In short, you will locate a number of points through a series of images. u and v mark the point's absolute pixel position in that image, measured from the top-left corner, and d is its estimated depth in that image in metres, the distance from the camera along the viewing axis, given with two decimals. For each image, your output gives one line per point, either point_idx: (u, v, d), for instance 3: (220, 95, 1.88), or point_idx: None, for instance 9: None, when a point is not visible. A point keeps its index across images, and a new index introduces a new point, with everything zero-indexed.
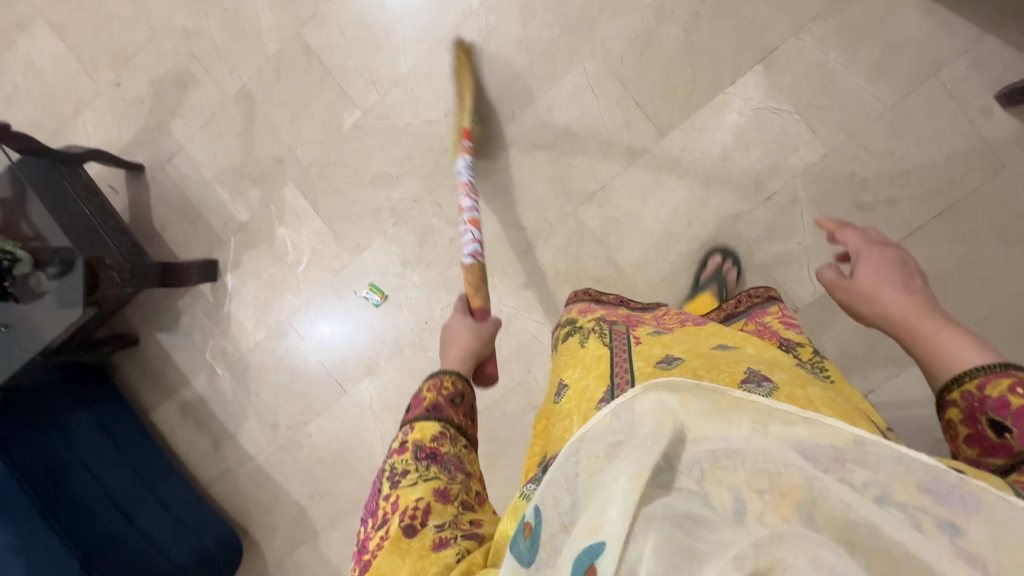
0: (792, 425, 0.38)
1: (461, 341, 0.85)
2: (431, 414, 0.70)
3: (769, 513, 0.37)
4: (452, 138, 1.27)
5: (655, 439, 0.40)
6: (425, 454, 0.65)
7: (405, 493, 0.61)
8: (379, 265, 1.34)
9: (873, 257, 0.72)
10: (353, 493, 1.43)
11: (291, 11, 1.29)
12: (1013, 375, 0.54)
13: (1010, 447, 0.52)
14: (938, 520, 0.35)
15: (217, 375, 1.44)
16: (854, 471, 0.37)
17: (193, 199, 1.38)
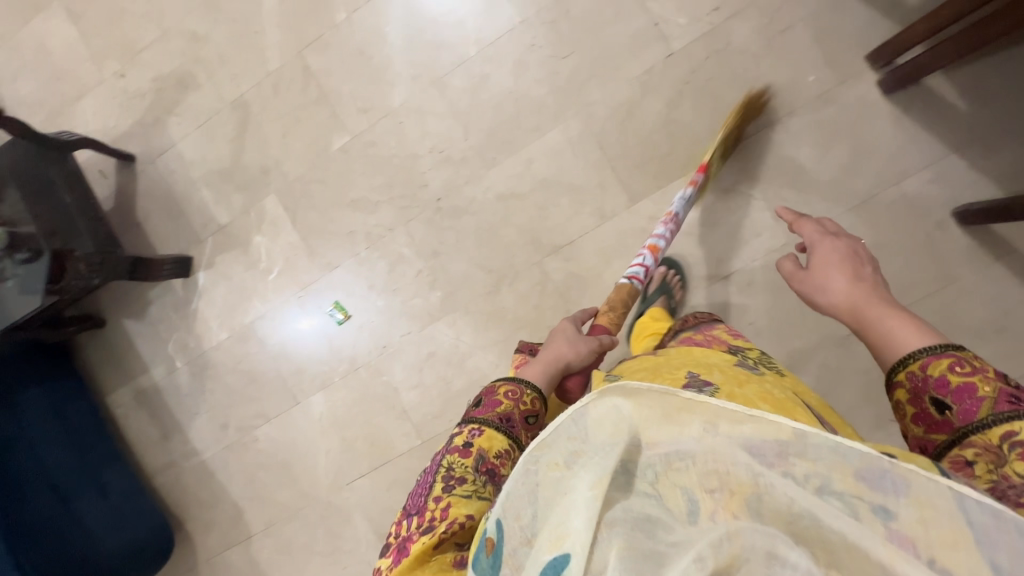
0: (739, 424, 0.43)
1: (559, 349, 0.83)
2: (503, 426, 0.70)
3: (719, 511, 0.41)
4: (432, 175, 1.31)
5: (612, 443, 0.45)
6: (484, 469, 0.66)
7: (458, 504, 0.62)
8: (347, 286, 1.37)
9: (825, 246, 0.75)
10: (291, 502, 1.45)
11: (297, 31, 1.33)
12: (954, 355, 0.58)
13: (954, 424, 0.56)
14: (872, 506, 0.39)
15: (176, 367, 1.47)
16: (796, 464, 0.41)
17: (177, 196, 1.42)
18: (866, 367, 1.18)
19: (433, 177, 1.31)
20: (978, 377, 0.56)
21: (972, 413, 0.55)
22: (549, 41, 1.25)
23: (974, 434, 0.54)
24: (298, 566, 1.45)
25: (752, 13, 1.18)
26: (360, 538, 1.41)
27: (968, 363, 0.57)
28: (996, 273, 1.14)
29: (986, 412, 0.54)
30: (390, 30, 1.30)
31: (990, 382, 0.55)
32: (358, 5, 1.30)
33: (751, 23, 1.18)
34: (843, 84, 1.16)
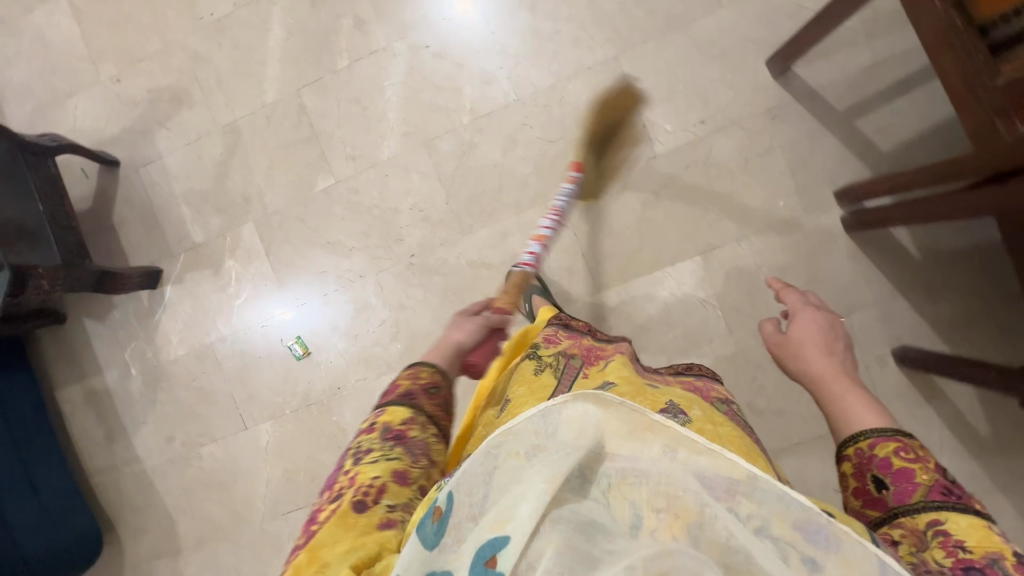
0: (697, 454, 0.45)
1: (450, 335, 0.85)
2: (403, 399, 0.71)
3: (660, 530, 0.43)
4: (409, 231, 1.34)
5: (574, 447, 0.47)
6: (391, 436, 0.67)
7: (364, 470, 0.62)
8: (311, 323, 1.39)
9: (806, 322, 0.82)
10: (224, 523, 1.46)
11: (297, 69, 1.34)
12: (900, 440, 0.61)
13: (887, 502, 0.59)
14: (802, 556, 0.41)
15: (130, 374, 1.47)
16: (741, 503, 0.43)
17: (156, 208, 1.42)
18: (792, 481, 1.23)
19: (409, 233, 1.34)
20: (918, 464, 0.59)
21: (906, 497, 0.58)
22: (540, 123, 1.28)
23: (905, 517, 0.57)
24: None
25: (735, 131, 1.22)
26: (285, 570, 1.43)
27: (912, 451, 0.60)
28: (925, 416, 1.19)
29: (919, 498, 0.57)
30: (389, 85, 1.32)
31: (929, 471, 0.58)
32: (361, 55, 1.32)
33: (733, 141, 1.22)
34: (809, 213, 1.21)
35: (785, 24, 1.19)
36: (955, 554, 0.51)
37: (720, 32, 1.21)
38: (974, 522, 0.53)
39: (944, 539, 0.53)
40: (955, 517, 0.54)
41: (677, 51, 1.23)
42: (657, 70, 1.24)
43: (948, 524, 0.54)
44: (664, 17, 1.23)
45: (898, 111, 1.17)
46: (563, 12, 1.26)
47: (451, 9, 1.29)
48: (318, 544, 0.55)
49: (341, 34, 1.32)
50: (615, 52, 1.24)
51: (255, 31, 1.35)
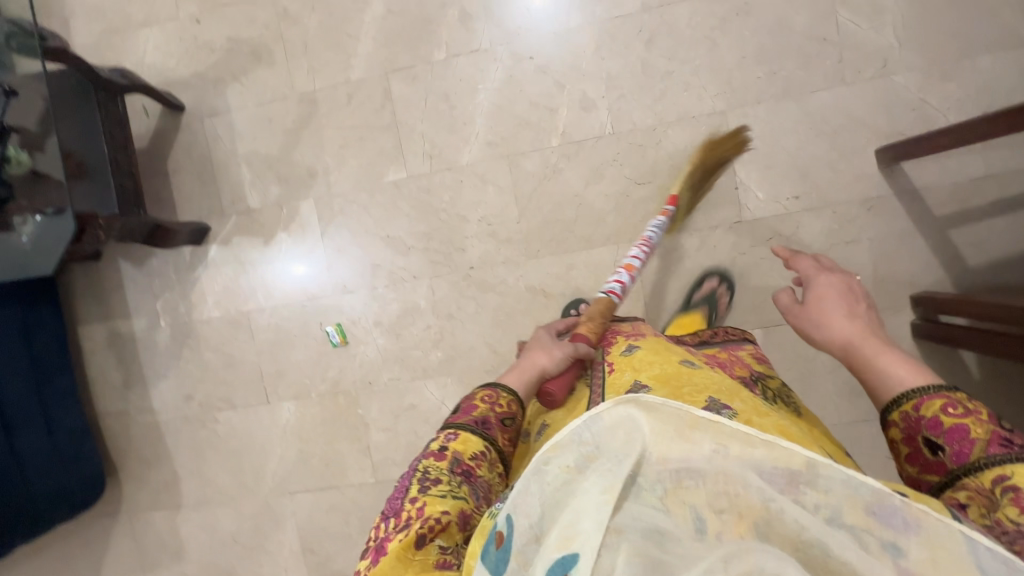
0: (751, 448, 0.42)
1: (533, 357, 0.78)
2: (478, 428, 0.67)
3: (727, 532, 0.39)
4: (473, 243, 1.30)
5: (626, 453, 0.43)
6: (461, 470, 0.63)
7: (431, 501, 0.58)
8: (354, 313, 1.36)
9: (821, 281, 0.72)
10: (229, 489, 1.46)
11: (389, 52, 1.28)
12: (947, 396, 0.55)
13: (946, 465, 0.54)
14: (881, 541, 0.38)
15: (158, 325, 1.44)
16: (806, 494, 0.40)
17: (214, 163, 1.37)
18: None
19: (472, 244, 1.30)
20: (970, 419, 0.53)
21: (964, 456, 0.52)
22: (630, 162, 1.23)
23: (969, 477, 0.51)
24: (217, 547, 1.48)
25: (826, 213, 1.19)
26: (284, 545, 1.45)
27: (961, 405, 0.54)
28: None
29: (978, 455, 0.51)
30: (482, 89, 1.26)
31: (983, 424, 0.53)
32: (460, 52, 1.25)
33: (822, 222, 1.19)
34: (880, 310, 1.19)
35: (904, 117, 1.15)
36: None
37: (836, 110, 1.17)
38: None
39: (1015, 495, 0.47)
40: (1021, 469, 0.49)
41: (787, 120, 1.18)
42: (762, 134, 1.19)
43: (1016, 478, 0.48)
44: (782, 81, 1.18)
45: (995, 229, 1.15)
46: (681, 53, 1.19)
47: (564, 23, 1.22)
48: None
49: (443, 25, 1.25)
50: (724, 106, 1.20)
51: (353, 2, 1.28)
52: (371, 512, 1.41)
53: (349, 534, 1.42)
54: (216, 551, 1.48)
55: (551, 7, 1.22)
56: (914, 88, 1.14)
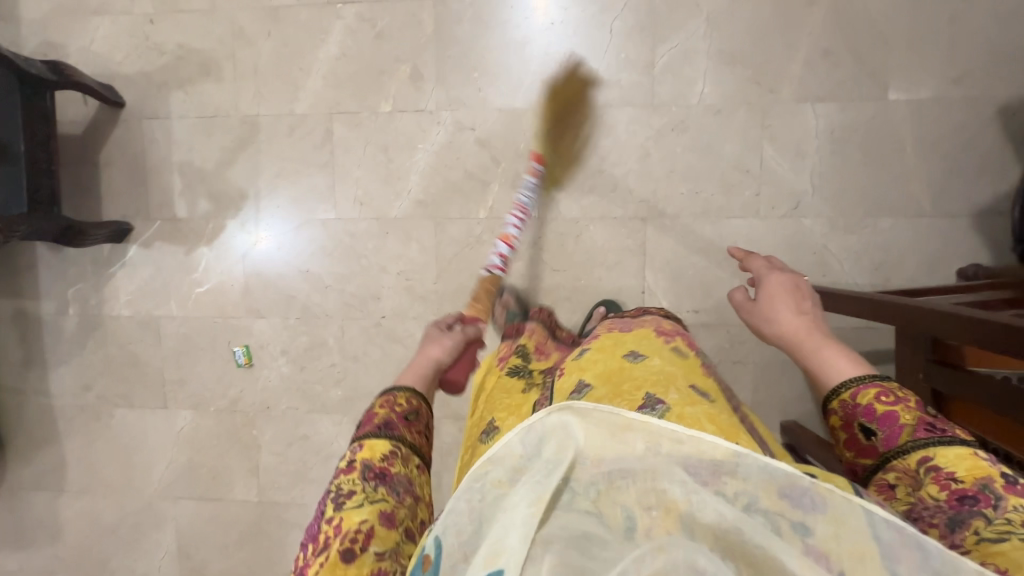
0: (678, 444, 0.46)
1: (426, 352, 0.79)
2: (380, 429, 0.63)
3: (655, 528, 0.43)
4: (389, 294, 1.33)
5: (557, 463, 0.47)
6: (373, 475, 0.59)
7: (348, 515, 0.55)
8: (263, 339, 1.38)
9: (772, 277, 0.72)
10: (114, 483, 1.47)
11: (337, 94, 1.28)
12: (880, 386, 0.58)
13: (877, 450, 0.56)
14: (792, 522, 0.42)
15: (67, 312, 1.43)
16: (727, 483, 0.44)
17: (147, 165, 1.36)
18: None
19: (388, 295, 1.33)
20: (900, 406, 0.56)
21: (894, 440, 0.55)
22: (550, 248, 1.27)
23: (896, 460, 0.54)
24: (94, 536, 1.50)
25: (720, 332, 1.25)
26: (160, 545, 1.47)
27: (891, 393, 0.57)
28: None
29: (906, 439, 0.54)
30: (422, 149, 1.28)
31: (911, 410, 0.56)
32: (405, 108, 1.27)
33: (715, 339, 1.25)
34: None
35: (806, 258, 1.21)
36: (948, 487, 0.50)
37: (747, 237, 1.23)
38: (961, 452, 0.51)
39: (936, 474, 0.51)
40: (943, 451, 0.52)
41: (701, 238, 1.24)
42: (677, 247, 1.24)
43: (937, 459, 0.52)
44: (702, 201, 1.23)
45: None
46: (614, 155, 1.23)
47: (508, 103, 1.24)
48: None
49: (393, 79, 1.26)
50: (645, 214, 1.24)
51: (310, 37, 1.27)
52: (250, 529, 1.44)
53: (225, 546, 1.46)
54: (93, 539, 1.50)
55: (500, 85, 1.24)
56: (819, 234, 1.20)
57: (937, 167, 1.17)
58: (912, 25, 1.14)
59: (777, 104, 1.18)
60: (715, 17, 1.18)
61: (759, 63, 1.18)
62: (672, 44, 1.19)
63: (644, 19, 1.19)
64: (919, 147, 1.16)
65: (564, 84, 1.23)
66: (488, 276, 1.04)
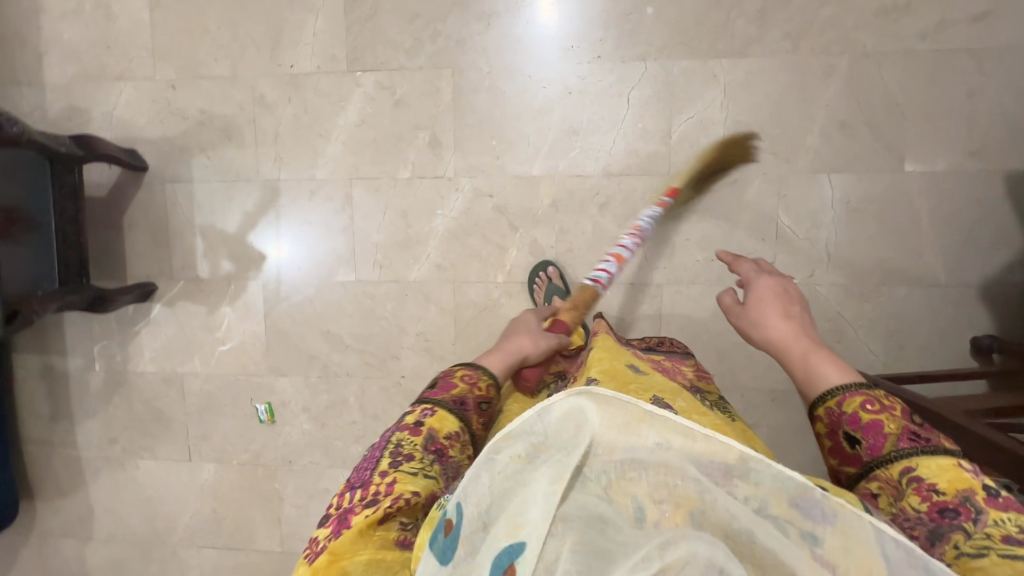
0: (691, 440, 0.45)
1: (518, 342, 0.83)
2: (456, 408, 0.69)
3: (665, 521, 0.43)
4: (407, 354, 1.35)
5: (574, 445, 0.47)
6: (434, 448, 0.63)
7: (402, 478, 0.58)
8: (284, 396, 1.40)
9: (761, 281, 0.75)
10: (140, 532, 1.51)
11: (357, 160, 1.30)
12: (866, 394, 0.60)
13: (862, 459, 0.58)
14: (801, 531, 0.42)
15: (93, 367, 1.46)
16: (738, 486, 0.44)
17: (170, 226, 1.38)
18: None
19: (406, 355, 1.35)
20: (885, 414, 0.58)
21: (878, 450, 0.57)
22: None
23: (881, 470, 0.56)
24: None
25: (735, 395, 1.27)
26: None
27: (877, 402, 0.59)
28: None
29: (889, 448, 0.56)
30: (441, 215, 1.29)
31: (896, 420, 0.58)
32: (424, 174, 1.28)
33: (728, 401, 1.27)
34: None
35: (820, 324, 1.22)
36: (930, 498, 0.51)
37: None
38: (944, 464, 0.53)
39: (918, 485, 0.53)
40: (926, 462, 0.54)
41: (717, 303, 1.25)
42: (692, 312, 1.26)
43: (920, 470, 0.54)
44: (718, 268, 1.24)
45: None
46: (631, 222, 1.25)
47: (526, 171, 1.26)
48: (339, 550, 0.52)
49: (412, 145, 1.28)
50: (661, 279, 1.26)
51: (329, 104, 1.29)
52: None
53: None
54: None
55: (517, 152, 1.25)
56: (834, 301, 1.22)
57: (951, 237, 1.17)
58: (929, 97, 1.14)
59: (793, 174, 1.19)
60: (732, 88, 1.18)
61: (776, 133, 1.19)
62: (688, 114, 1.20)
63: (660, 89, 1.20)
64: (935, 217, 1.17)
65: (581, 152, 1.24)
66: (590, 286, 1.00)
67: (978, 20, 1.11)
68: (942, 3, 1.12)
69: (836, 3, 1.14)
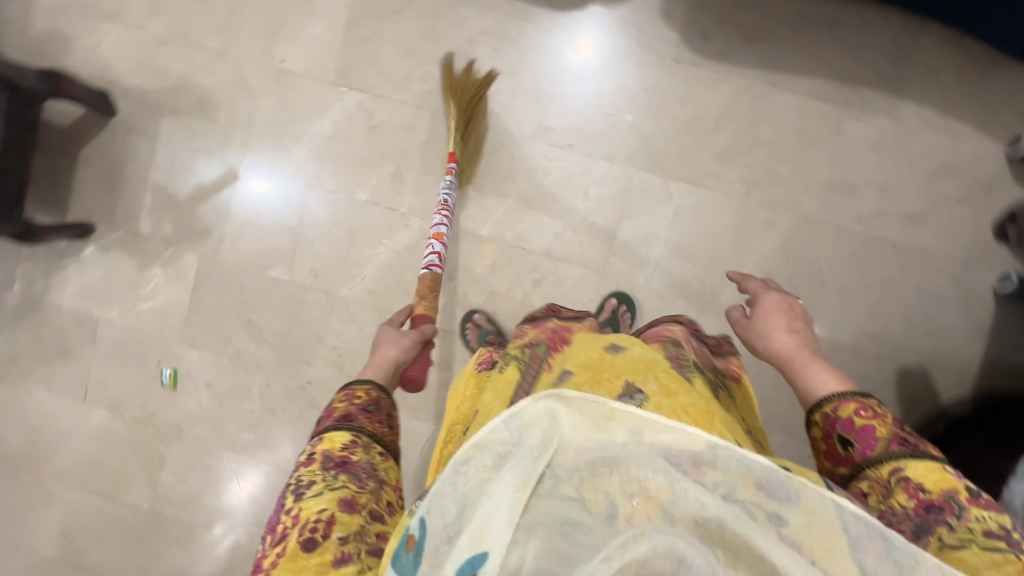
0: (661, 432, 0.51)
1: (385, 352, 0.85)
2: (342, 423, 0.72)
3: (636, 514, 0.47)
4: (318, 363, 1.38)
5: (540, 449, 0.51)
6: (333, 465, 0.67)
7: (308, 504, 0.62)
8: (191, 367, 1.43)
9: (767, 297, 0.81)
10: (16, 456, 1.52)
11: (320, 169, 1.33)
12: (860, 401, 0.66)
13: (852, 460, 0.64)
14: (768, 512, 0.48)
15: (10, 287, 1.46)
16: (707, 473, 0.49)
17: (123, 176, 1.39)
18: None
19: (318, 363, 1.38)
20: (877, 420, 0.64)
21: (869, 451, 0.63)
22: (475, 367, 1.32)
23: (870, 469, 0.62)
24: None
25: None
26: (44, 525, 1.52)
27: (870, 408, 0.65)
28: None
29: (880, 450, 0.62)
30: (384, 244, 1.33)
31: (886, 425, 0.63)
32: (379, 202, 1.32)
33: None
34: None
35: None
36: (917, 496, 0.58)
37: None
38: (930, 465, 0.59)
39: (906, 484, 0.59)
40: (913, 463, 0.60)
41: None
42: None
43: (908, 470, 0.59)
44: None
45: None
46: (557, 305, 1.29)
47: (475, 229, 1.30)
48: None
49: (376, 172, 1.31)
50: None
51: (308, 109, 1.32)
52: (133, 535, 1.50)
53: (104, 543, 1.51)
54: None
55: (472, 211, 1.30)
56: None
57: None
58: (852, 275, 1.21)
59: (714, 307, 1.25)
60: (682, 212, 1.25)
61: (710, 264, 1.24)
62: (636, 223, 1.26)
63: (616, 193, 1.26)
64: None
65: (529, 228, 1.28)
66: (427, 273, 1.09)
67: (913, 220, 1.20)
68: (884, 195, 1.20)
69: (794, 165, 1.21)
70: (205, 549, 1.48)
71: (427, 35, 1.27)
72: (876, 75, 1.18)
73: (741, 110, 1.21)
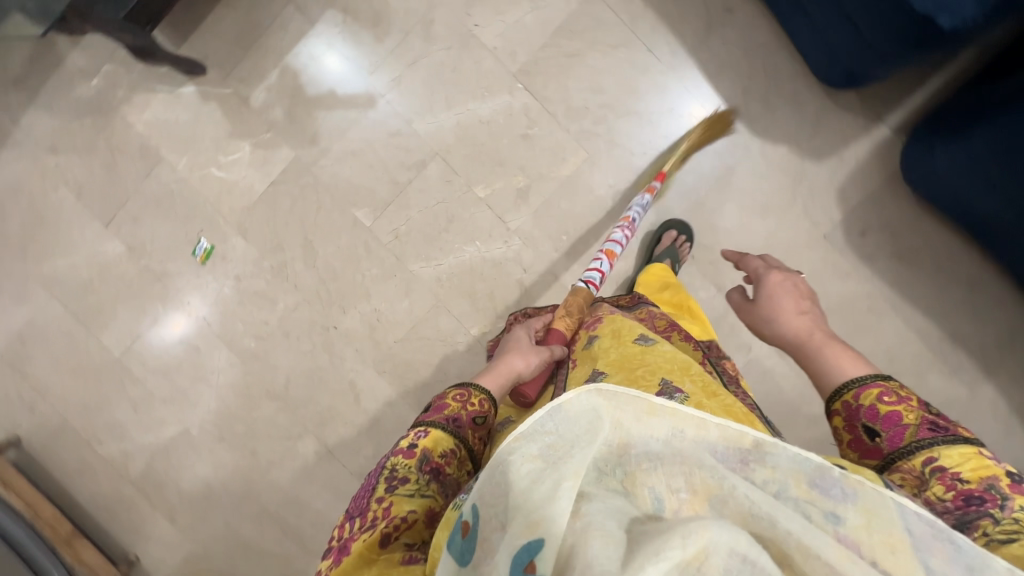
0: (706, 426, 0.40)
1: (510, 362, 0.74)
2: (449, 423, 0.62)
3: (683, 508, 0.40)
4: (354, 316, 1.34)
5: (591, 441, 0.41)
6: (429, 469, 0.59)
7: (398, 501, 0.56)
8: (228, 251, 1.36)
9: (772, 277, 0.75)
10: (9, 238, 1.42)
11: (455, 142, 1.27)
12: (883, 385, 0.59)
13: (883, 451, 0.58)
14: (823, 512, 0.38)
15: (89, 78, 1.35)
16: (756, 470, 0.40)
17: (260, 40, 1.30)
18: None
19: (353, 315, 1.34)
20: (902, 406, 0.58)
21: (899, 440, 0.57)
22: None
23: (901, 461, 0.56)
24: None
25: None
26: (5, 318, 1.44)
27: (894, 393, 0.59)
28: None
29: (910, 439, 0.56)
30: (475, 246, 1.29)
31: (914, 411, 0.57)
32: (492, 206, 1.28)
33: None
34: None
35: None
36: (955, 487, 0.51)
37: None
38: (965, 451, 0.53)
39: (942, 474, 0.52)
40: (947, 451, 0.53)
41: None
42: None
43: (942, 459, 0.53)
44: None
45: None
46: None
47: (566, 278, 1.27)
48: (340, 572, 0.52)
49: (504, 178, 1.27)
50: None
51: (474, 84, 1.27)
52: (87, 372, 1.44)
53: (56, 364, 1.44)
54: None
55: (573, 261, 1.27)
56: None
57: None
58: None
59: None
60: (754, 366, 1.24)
61: None
62: None
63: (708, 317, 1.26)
64: None
65: None
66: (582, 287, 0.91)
67: None
68: None
69: None
70: (152, 421, 1.43)
71: (621, 81, 1.24)
72: (977, 344, 1.23)
73: (852, 306, 1.24)
